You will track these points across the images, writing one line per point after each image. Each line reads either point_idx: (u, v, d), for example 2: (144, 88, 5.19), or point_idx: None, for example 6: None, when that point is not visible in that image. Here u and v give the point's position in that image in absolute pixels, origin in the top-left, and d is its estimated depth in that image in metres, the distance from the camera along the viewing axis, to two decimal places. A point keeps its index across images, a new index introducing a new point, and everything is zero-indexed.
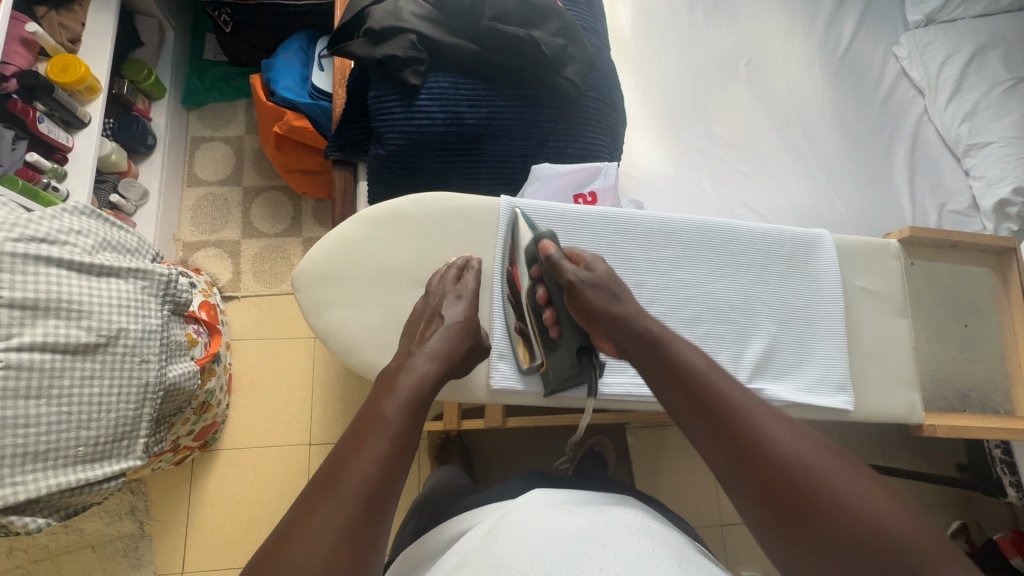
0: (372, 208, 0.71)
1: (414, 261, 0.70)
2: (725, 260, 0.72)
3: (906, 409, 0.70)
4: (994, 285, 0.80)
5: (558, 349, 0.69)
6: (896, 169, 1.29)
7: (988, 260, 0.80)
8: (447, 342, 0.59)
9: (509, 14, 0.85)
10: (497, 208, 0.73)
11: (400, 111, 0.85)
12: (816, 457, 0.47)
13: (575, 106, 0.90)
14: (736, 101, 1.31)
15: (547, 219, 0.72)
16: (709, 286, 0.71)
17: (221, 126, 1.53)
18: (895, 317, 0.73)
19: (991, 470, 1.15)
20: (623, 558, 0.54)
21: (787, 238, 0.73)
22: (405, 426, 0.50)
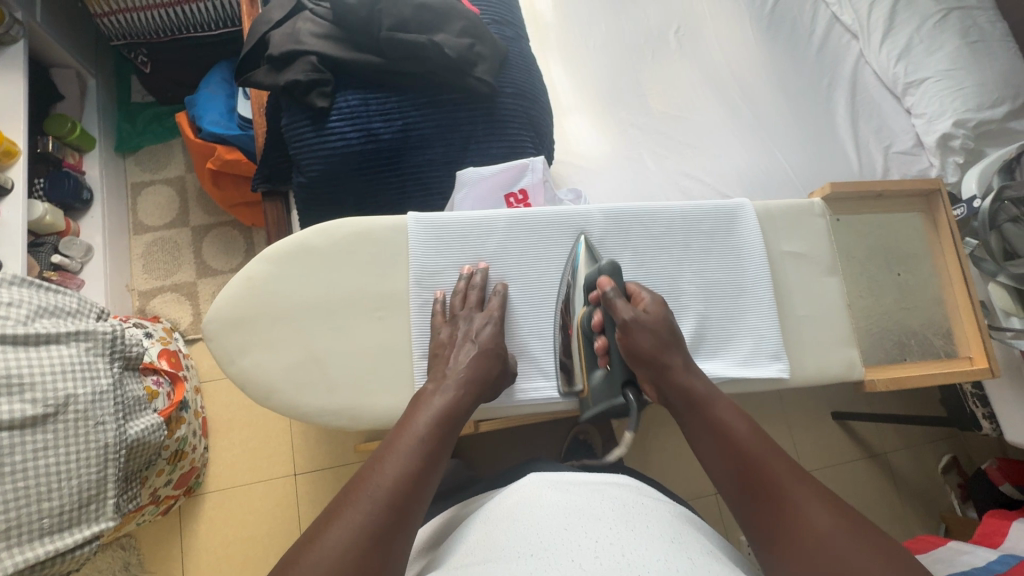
0: (276, 244, 0.67)
1: (327, 295, 0.66)
2: (649, 245, 0.71)
3: (846, 367, 0.70)
4: (927, 230, 0.80)
5: (602, 375, 0.65)
6: (839, 118, 1.27)
7: (917, 205, 0.80)
8: (475, 366, 0.61)
9: (407, 21, 0.83)
10: (406, 226, 0.69)
11: (313, 136, 0.83)
12: (861, 551, 0.45)
13: (492, 105, 0.88)
14: (671, 71, 1.29)
15: (459, 231, 0.70)
16: (635, 273, 0.71)
17: (160, 168, 1.50)
18: (827, 277, 0.73)
19: (965, 404, 1.16)
20: (615, 525, 0.59)
21: (707, 214, 0.72)
22: (427, 449, 0.53)
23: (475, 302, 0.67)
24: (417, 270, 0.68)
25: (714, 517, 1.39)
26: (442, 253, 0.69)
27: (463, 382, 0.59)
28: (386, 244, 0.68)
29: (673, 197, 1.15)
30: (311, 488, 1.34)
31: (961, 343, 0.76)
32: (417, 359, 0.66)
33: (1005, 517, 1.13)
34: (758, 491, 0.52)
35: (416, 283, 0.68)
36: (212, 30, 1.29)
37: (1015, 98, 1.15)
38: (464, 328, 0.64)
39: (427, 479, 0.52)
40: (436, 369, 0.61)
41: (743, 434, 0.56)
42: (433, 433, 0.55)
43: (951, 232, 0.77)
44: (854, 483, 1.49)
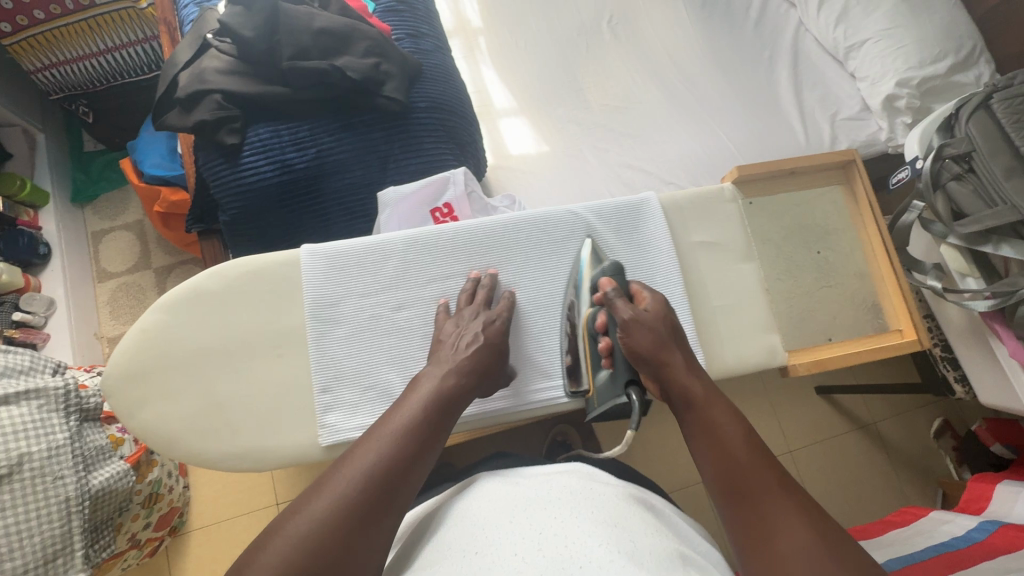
0: (170, 291, 0.63)
1: (222, 339, 0.62)
2: (548, 251, 0.70)
3: (767, 354, 0.69)
4: (848, 202, 0.78)
5: (606, 375, 0.63)
6: (783, 90, 1.25)
7: (836, 177, 0.79)
8: (477, 357, 0.59)
9: (307, 48, 0.82)
10: (299, 260, 0.63)
11: (229, 173, 0.83)
12: (811, 534, 0.46)
13: (404, 121, 0.87)
14: (607, 62, 1.27)
15: (350, 257, 0.64)
16: (541, 282, 0.69)
17: (119, 214, 1.51)
18: (741, 263, 0.72)
19: (936, 369, 1.13)
20: (560, 514, 0.56)
21: (612, 212, 0.71)
22: (419, 439, 0.52)
23: (482, 300, 0.64)
24: (313, 301, 0.63)
25: (701, 505, 1.37)
26: (340, 283, 0.64)
27: (465, 370, 0.58)
28: (273, 282, 0.63)
29: (615, 189, 1.13)
30: None
31: (890, 316, 0.74)
32: (318, 396, 0.61)
33: (989, 480, 1.11)
34: (747, 503, 0.50)
35: (310, 317, 0.63)
36: (145, 75, 1.31)
37: (958, 50, 1.12)
38: (464, 328, 0.61)
39: (418, 464, 0.51)
40: (440, 354, 0.59)
41: (720, 409, 0.57)
42: (428, 420, 0.54)
43: (869, 203, 0.75)
44: (843, 455, 1.47)
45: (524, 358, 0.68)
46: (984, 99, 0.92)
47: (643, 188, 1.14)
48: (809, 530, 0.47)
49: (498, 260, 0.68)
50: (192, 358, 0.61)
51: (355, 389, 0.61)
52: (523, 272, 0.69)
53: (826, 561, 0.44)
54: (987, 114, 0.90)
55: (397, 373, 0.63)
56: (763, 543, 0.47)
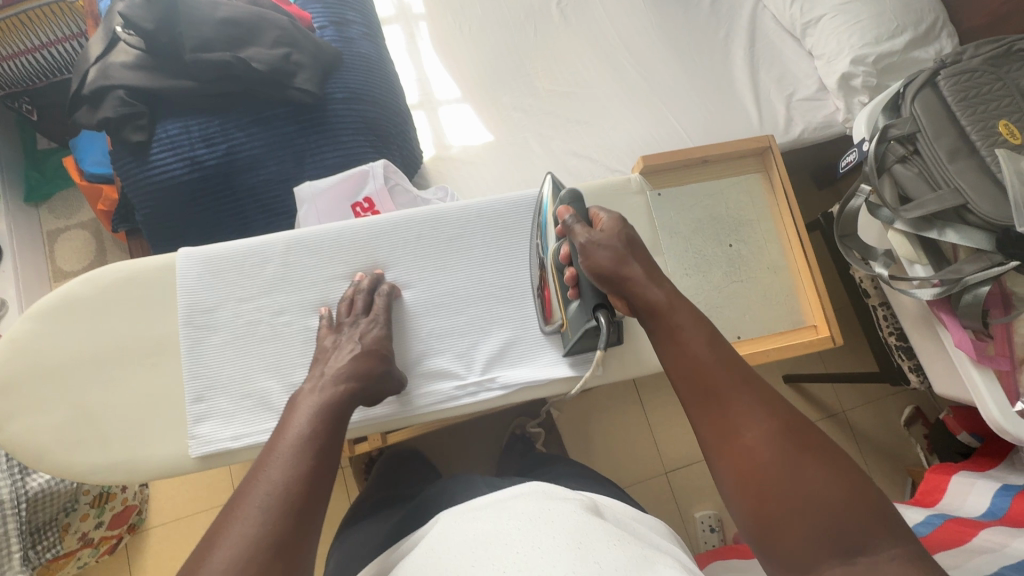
0: (42, 299, 0.61)
1: (95, 348, 0.60)
2: (445, 250, 0.67)
3: None
4: (765, 189, 0.77)
5: (576, 307, 0.60)
6: (738, 71, 1.20)
7: (753, 164, 0.77)
8: (357, 363, 0.57)
9: (211, 40, 0.79)
10: (173, 264, 0.62)
11: (138, 170, 0.81)
12: (801, 461, 0.46)
13: (320, 114, 0.85)
14: (557, 45, 1.22)
15: (230, 260, 0.63)
16: (436, 282, 0.67)
17: (74, 213, 1.50)
18: (648, 257, 0.69)
19: (892, 358, 1.10)
20: (522, 549, 0.47)
21: (506, 208, 0.68)
22: (313, 449, 0.50)
23: (369, 310, 0.62)
24: (186, 307, 0.61)
25: (663, 497, 1.36)
26: (219, 286, 0.62)
27: (345, 376, 0.56)
28: (149, 289, 0.61)
29: (559, 179, 1.10)
30: None
31: (804, 310, 0.73)
32: (189, 404, 0.60)
33: (946, 470, 1.08)
34: (711, 401, 0.51)
35: (184, 323, 0.61)
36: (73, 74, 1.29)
37: (917, 24, 1.06)
38: (346, 339, 0.59)
39: (322, 480, 0.49)
40: (313, 370, 0.57)
41: (693, 335, 0.54)
42: (314, 436, 0.51)
43: (784, 191, 0.74)
44: None
45: (411, 362, 0.65)
46: (930, 76, 0.87)
47: (589, 177, 1.11)
48: (796, 458, 0.46)
49: (386, 257, 0.66)
50: (65, 368, 0.60)
51: (230, 395, 0.60)
52: (413, 269, 0.66)
53: (819, 488, 0.45)
54: (933, 92, 0.86)
55: (277, 380, 0.61)
56: (752, 477, 0.47)
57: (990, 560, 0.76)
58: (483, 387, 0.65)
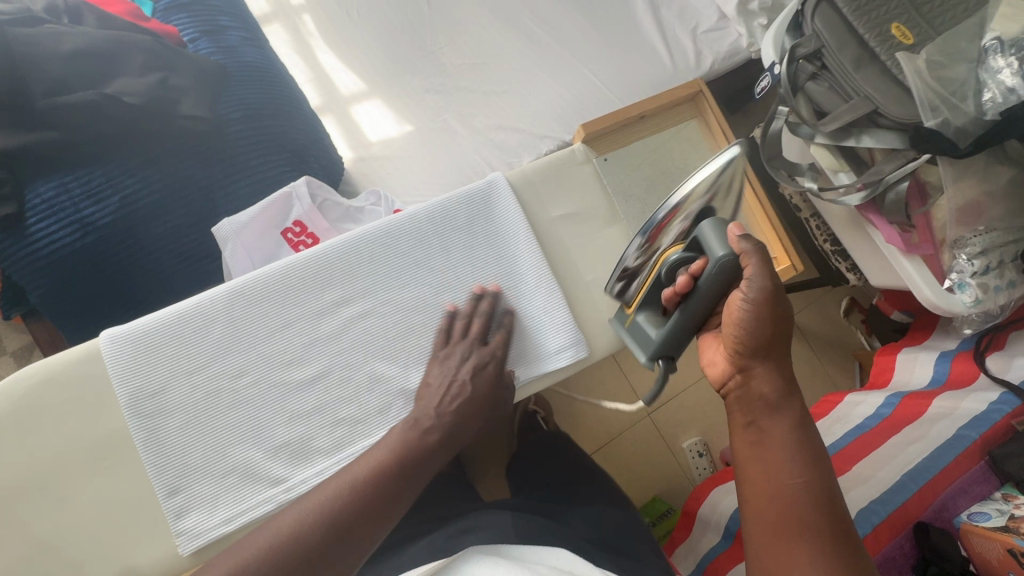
0: None
1: (31, 467, 0.51)
2: (402, 267, 0.58)
3: None
4: (703, 135, 0.77)
5: (657, 329, 0.55)
6: (641, 11, 1.18)
7: (688, 111, 0.78)
8: (460, 406, 0.53)
9: (66, 80, 0.68)
10: (98, 350, 0.52)
11: (19, 248, 0.69)
12: None
13: (219, 140, 0.76)
14: (453, 13, 1.15)
15: (162, 333, 0.53)
16: (391, 300, 0.57)
17: None
18: (607, 227, 0.63)
19: (831, 263, 1.18)
20: None
21: (457, 205, 0.60)
22: (384, 488, 0.48)
23: (478, 335, 0.57)
24: (127, 395, 0.51)
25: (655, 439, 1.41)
26: (158, 364, 0.52)
27: (447, 419, 0.53)
28: (79, 383, 0.52)
29: (490, 158, 1.06)
30: None
31: None
32: (165, 500, 0.51)
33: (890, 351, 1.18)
34: (778, 546, 0.45)
35: (130, 415, 0.51)
36: None
37: None
38: (444, 372, 0.54)
39: (373, 521, 0.47)
40: (421, 394, 0.54)
41: (789, 450, 0.47)
42: (391, 477, 0.49)
43: (723, 133, 0.75)
44: None
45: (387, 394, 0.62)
46: None
47: (517, 148, 1.07)
48: None
49: (343, 289, 0.56)
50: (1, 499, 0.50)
51: (211, 478, 0.51)
52: (349, 304, 0.56)
53: None
54: (830, 6, 0.88)
55: (257, 448, 0.52)
56: None
57: (946, 426, 0.86)
58: None
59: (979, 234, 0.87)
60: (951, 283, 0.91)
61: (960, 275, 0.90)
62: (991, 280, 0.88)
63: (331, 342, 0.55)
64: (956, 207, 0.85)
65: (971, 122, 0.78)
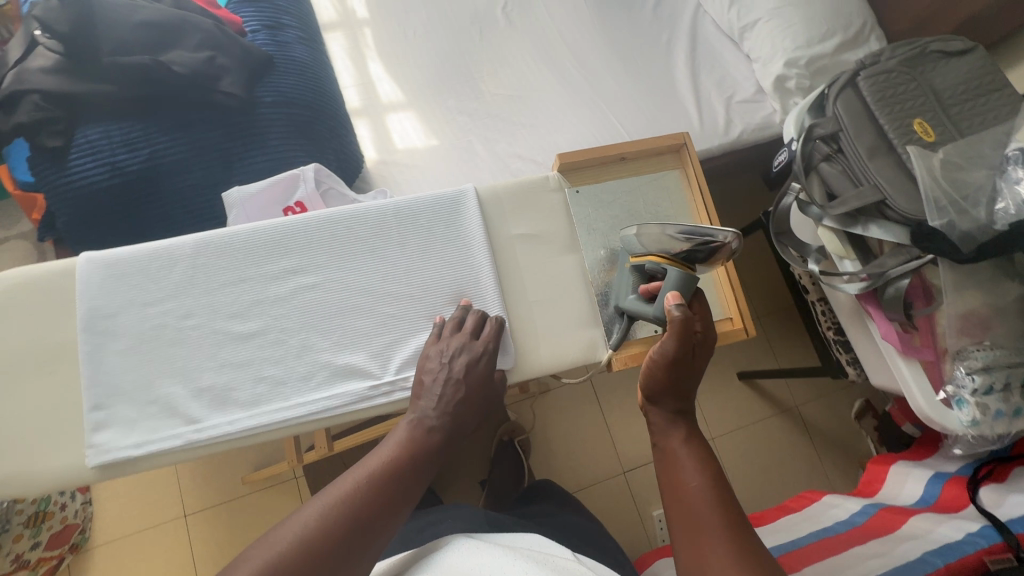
0: None
1: None
2: (357, 251, 0.62)
3: (588, 348, 0.65)
4: (682, 185, 0.75)
5: (633, 299, 0.62)
6: (681, 75, 1.22)
7: (670, 160, 0.76)
8: (454, 403, 0.57)
9: (131, 44, 0.79)
10: (74, 268, 0.58)
11: (56, 177, 0.79)
12: None
13: (249, 118, 0.85)
14: (502, 48, 1.23)
15: (131, 265, 0.58)
16: (342, 280, 0.61)
17: (11, 224, 1.40)
18: (564, 254, 0.68)
19: (831, 352, 1.13)
20: None
21: (423, 206, 0.64)
22: (391, 485, 0.51)
23: (469, 329, 0.60)
24: (85, 312, 0.56)
25: (624, 499, 1.35)
26: (120, 291, 0.58)
27: (447, 417, 0.56)
28: (46, 295, 0.57)
29: None
30: (204, 528, 1.30)
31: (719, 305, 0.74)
32: (87, 413, 0.55)
33: (886, 461, 1.10)
34: (693, 546, 0.47)
35: (83, 330, 0.56)
36: None
37: (847, 28, 1.10)
38: (438, 365, 0.57)
39: (386, 514, 0.50)
40: (414, 393, 0.58)
41: (685, 455, 0.52)
42: (400, 467, 0.53)
43: (699, 187, 0.73)
44: (767, 440, 1.46)
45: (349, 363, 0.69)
46: (851, 77, 0.89)
47: None
48: None
49: (298, 260, 0.61)
50: None
51: (133, 402, 0.55)
52: (303, 274, 0.61)
53: None
54: (854, 92, 0.88)
55: (182, 386, 0.56)
56: None
57: (913, 546, 0.78)
58: (399, 387, 0.59)
59: (981, 348, 0.82)
60: (946, 395, 0.85)
61: (959, 389, 0.83)
62: (992, 402, 0.82)
63: (275, 306, 0.59)
64: (958, 314, 0.81)
65: (978, 229, 0.76)
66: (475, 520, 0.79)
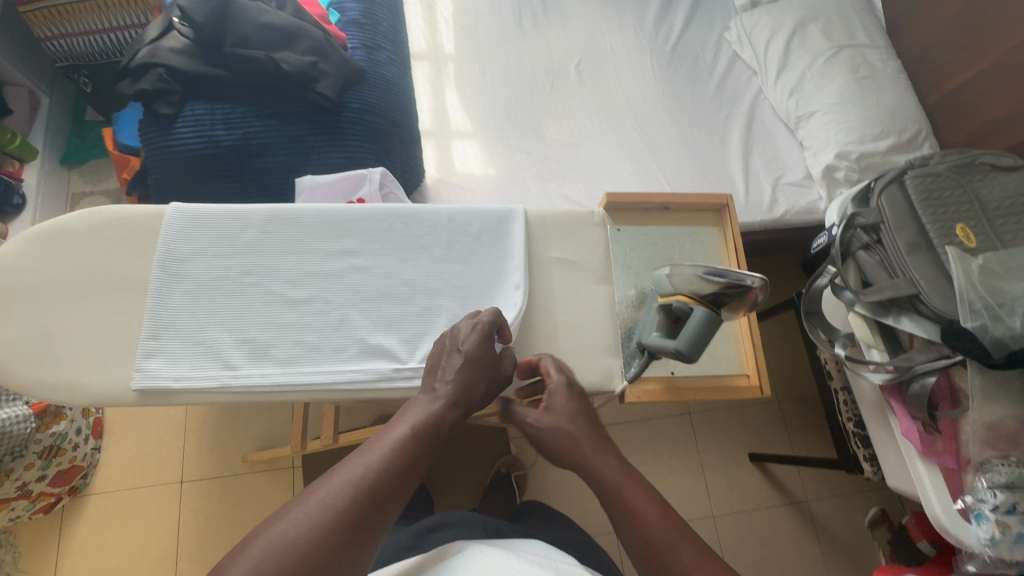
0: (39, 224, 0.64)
1: (74, 276, 0.62)
2: (408, 245, 0.68)
3: (604, 377, 0.67)
4: (719, 242, 0.79)
5: (655, 335, 0.64)
6: (733, 150, 1.28)
7: (709, 218, 0.80)
8: (465, 371, 0.56)
9: (249, 38, 0.89)
10: (163, 214, 0.65)
11: (160, 139, 0.89)
12: None
13: (334, 118, 0.94)
14: (569, 99, 1.33)
15: (210, 219, 0.65)
16: (390, 269, 0.66)
17: (100, 180, 1.54)
18: (595, 285, 0.72)
19: (849, 444, 1.10)
20: None
21: (474, 216, 0.70)
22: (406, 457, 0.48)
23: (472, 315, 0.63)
24: (163, 252, 0.63)
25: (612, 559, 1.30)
26: (196, 240, 0.64)
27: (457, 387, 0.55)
28: (133, 233, 0.64)
29: None
30: (196, 497, 1.32)
31: (739, 360, 0.75)
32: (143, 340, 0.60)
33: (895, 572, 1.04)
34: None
35: (157, 268, 0.63)
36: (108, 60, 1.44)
37: (901, 132, 1.14)
38: (450, 343, 0.59)
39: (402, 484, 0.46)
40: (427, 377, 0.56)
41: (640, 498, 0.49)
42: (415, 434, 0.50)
43: (736, 246, 0.77)
44: (770, 529, 1.39)
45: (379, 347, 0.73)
46: (899, 175, 0.92)
47: None
48: None
49: (356, 243, 0.67)
50: (42, 289, 0.62)
51: (182, 338, 0.60)
52: (357, 256, 0.66)
53: None
54: (900, 189, 0.91)
55: (228, 334, 0.62)
56: None
57: None
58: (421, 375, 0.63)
59: (1006, 463, 0.79)
60: (965, 505, 0.82)
61: (977, 502, 0.80)
62: (1014, 522, 0.77)
63: (326, 280, 0.65)
64: (982, 422, 0.79)
65: (1010, 336, 0.77)
66: (465, 530, 0.79)
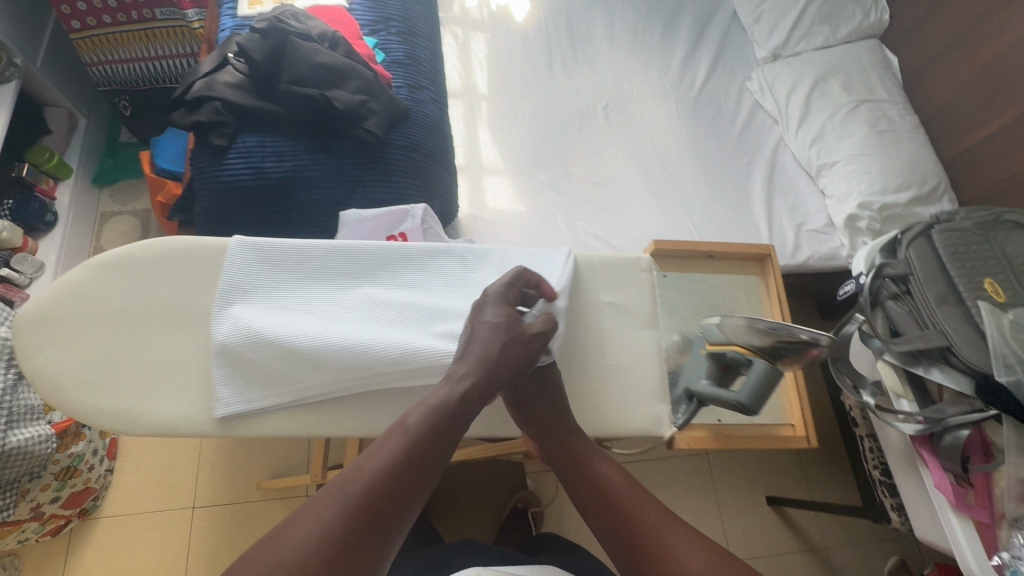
0: (107, 252, 0.66)
1: (140, 304, 0.64)
2: (464, 284, 0.70)
3: (653, 421, 0.68)
4: (760, 291, 0.84)
5: (707, 384, 0.67)
6: (756, 195, 1.31)
7: (751, 268, 0.85)
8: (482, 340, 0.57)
9: (304, 76, 0.93)
10: (227, 246, 0.67)
11: (211, 169, 0.91)
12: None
13: (379, 154, 0.96)
14: (597, 140, 1.37)
15: (271, 253, 0.67)
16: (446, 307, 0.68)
17: (130, 200, 1.56)
18: (645, 329, 0.73)
19: (875, 493, 1.10)
20: None
21: (527, 258, 0.72)
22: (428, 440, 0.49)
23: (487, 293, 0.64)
24: (226, 284, 0.64)
25: None
26: (257, 273, 0.66)
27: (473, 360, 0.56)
28: (198, 263, 0.66)
29: None
30: (207, 523, 1.30)
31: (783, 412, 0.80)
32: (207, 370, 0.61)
33: None
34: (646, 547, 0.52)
35: (219, 299, 0.64)
36: (145, 86, 1.48)
37: (921, 185, 1.18)
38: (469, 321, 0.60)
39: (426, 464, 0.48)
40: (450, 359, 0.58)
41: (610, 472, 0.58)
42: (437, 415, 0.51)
43: (779, 295, 0.81)
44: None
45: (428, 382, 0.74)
46: (926, 228, 0.95)
47: None
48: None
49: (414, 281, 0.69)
50: (111, 317, 0.63)
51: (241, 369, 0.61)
52: (414, 294, 0.68)
53: None
54: (927, 242, 0.94)
55: (284, 366, 0.62)
56: None
57: None
58: None
59: None
60: (1000, 562, 0.81)
61: (1015, 560, 0.78)
62: None
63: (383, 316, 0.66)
64: (1018, 479, 0.78)
65: None
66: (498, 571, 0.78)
